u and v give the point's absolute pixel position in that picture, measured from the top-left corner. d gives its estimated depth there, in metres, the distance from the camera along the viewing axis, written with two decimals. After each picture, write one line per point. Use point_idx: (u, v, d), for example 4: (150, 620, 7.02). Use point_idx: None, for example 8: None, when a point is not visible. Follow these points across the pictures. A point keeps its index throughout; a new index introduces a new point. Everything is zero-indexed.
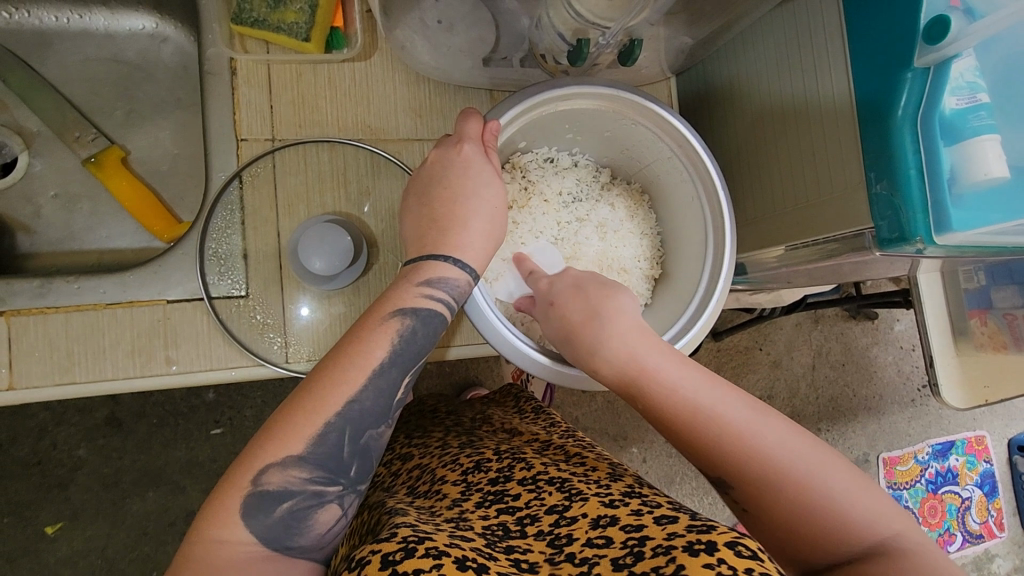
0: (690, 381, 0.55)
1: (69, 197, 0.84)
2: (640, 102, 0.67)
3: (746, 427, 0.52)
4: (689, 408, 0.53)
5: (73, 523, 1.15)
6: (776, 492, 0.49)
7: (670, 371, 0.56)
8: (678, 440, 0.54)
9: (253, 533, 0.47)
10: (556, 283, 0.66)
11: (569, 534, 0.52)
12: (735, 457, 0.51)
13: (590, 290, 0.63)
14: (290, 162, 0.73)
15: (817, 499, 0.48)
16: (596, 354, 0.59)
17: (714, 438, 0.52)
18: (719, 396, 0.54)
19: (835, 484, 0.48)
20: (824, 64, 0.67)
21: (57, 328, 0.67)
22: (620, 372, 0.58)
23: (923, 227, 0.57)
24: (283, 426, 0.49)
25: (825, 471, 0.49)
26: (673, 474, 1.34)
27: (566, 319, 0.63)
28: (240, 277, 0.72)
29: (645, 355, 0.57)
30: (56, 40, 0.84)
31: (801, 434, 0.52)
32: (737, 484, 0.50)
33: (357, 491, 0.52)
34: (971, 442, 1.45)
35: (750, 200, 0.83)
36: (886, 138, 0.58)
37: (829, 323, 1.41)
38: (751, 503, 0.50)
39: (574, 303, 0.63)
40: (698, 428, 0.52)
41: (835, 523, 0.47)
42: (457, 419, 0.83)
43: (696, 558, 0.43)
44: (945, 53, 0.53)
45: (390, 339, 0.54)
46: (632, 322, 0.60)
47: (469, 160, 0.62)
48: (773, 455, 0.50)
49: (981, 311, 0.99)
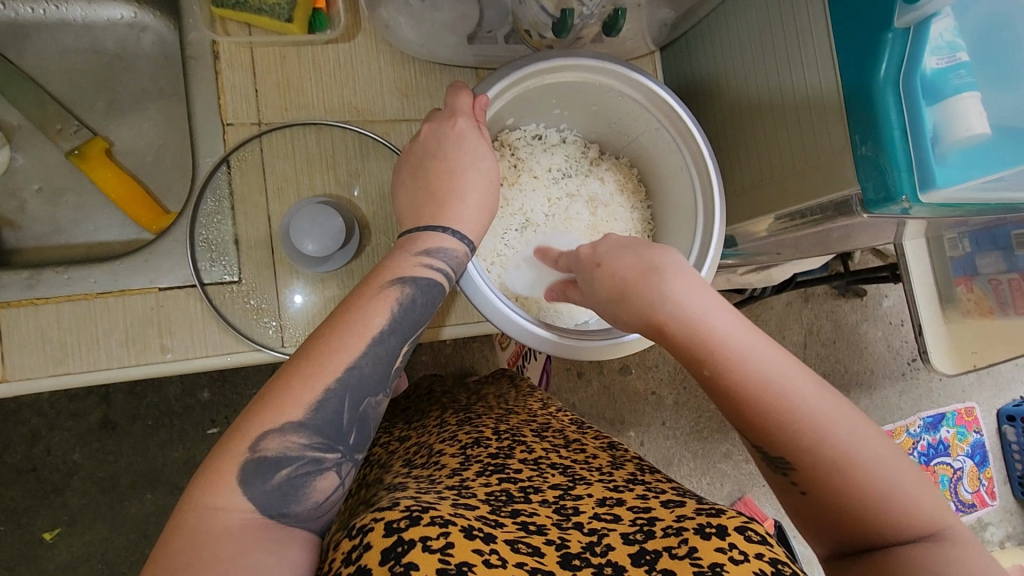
0: (763, 352, 0.52)
1: (53, 192, 0.83)
2: (626, 73, 0.67)
3: (818, 405, 0.50)
4: (760, 380, 0.50)
5: (71, 528, 1.14)
6: (845, 481, 0.47)
7: (741, 339, 0.53)
8: (743, 411, 0.51)
9: (251, 500, 0.46)
10: (600, 248, 0.62)
11: (575, 507, 0.52)
12: (804, 434, 0.49)
13: (644, 251, 0.60)
14: (277, 145, 0.72)
15: (881, 487, 0.47)
16: (658, 319, 0.55)
17: (784, 414, 0.49)
18: (792, 371, 0.51)
19: (897, 473, 0.48)
20: (805, 29, 0.67)
21: (48, 320, 0.67)
22: (686, 338, 0.54)
23: (908, 186, 0.58)
24: (280, 393, 0.49)
25: (890, 460, 0.48)
26: (671, 456, 1.35)
27: (616, 278, 0.59)
28: (232, 262, 0.72)
29: (716, 321, 0.54)
30: (34, 32, 0.83)
31: (866, 419, 0.50)
32: (799, 462, 0.49)
33: (354, 460, 0.52)
34: (961, 414, 1.47)
35: (737, 169, 0.84)
36: (869, 101, 0.59)
37: (819, 302, 1.42)
38: (810, 483, 0.49)
39: (624, 258, 0.59)
40: (768, 401, 0.50)
41: (892, 514, 0.47)
42: (454, 397, 0.84)
43: (708, 541, 0.45)
44: (924, 12, 0.54)
45: (389, 307, 0.54)
46: (699, 286, 0.56)
47: (463, 135, 0.62)
48: (840, 438, 0.48)
49: (967, 277, 1.00)
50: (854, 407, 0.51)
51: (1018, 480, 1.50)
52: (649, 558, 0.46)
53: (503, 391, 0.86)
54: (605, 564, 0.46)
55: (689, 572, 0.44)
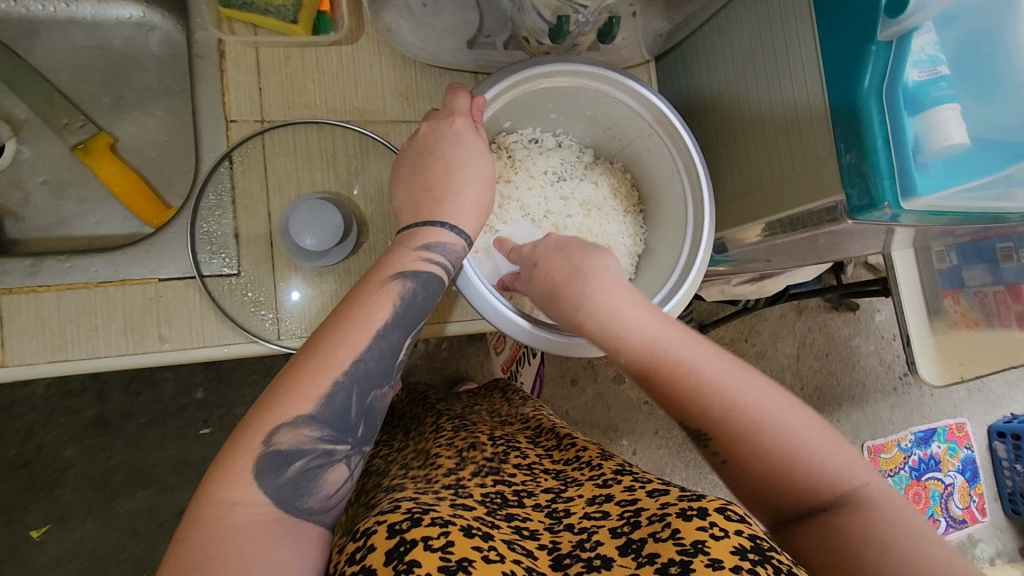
0: (672, 336, 0.56)
1: (58, 184, 0.85)
2: (619, 80, 0.69)
3: (723, 378, 0.52)
4: (671, 362, 0.54)
5: (61, 525, 1.14)
6: (755, 450, 0.49)
7: (652, 326, 0.57)
8: (658, 393, 0.54)
9: (267, 494, 0.47)
10: (538, 248, 0.66)
11: (566, 508, 0.53)
12: (709, 404, 0.51)
13: (576, 250, 0.64)
14: (279, 142, 0.74)
15: (792, 452, 0.49)
16: (582, 312, 0.59)
17: (692, 390, 0.52)
18: (702, 355, 0.54)
19: (804, 441, 0.49)
20: (794, 40, 0.69)
21: (49, 307, 0.68)
22: (607, 331, 0.58)
23: (890, 193, 0.59)
24: (291, 387, 0.50)
25: (799, 425, 0.50)
26: (664, 465, 1.36)
27: (550, 278, 0.63)
28: (232, 256, 0.73)
29: (628, 310, 0.58)
30: (43, 28, 0.85)
31: (777, 390, 0.52)
32: (717, 437, 0.51)
33: (363, 453, 0.53)
34: (952, 429, 1.49)
35: (728, 177, 0.86)
36: (855, 112, 0.61)
37: (812, 315, 1.44)
38: (729, 454, 0.51)
39: (558, 262, 0.63)
40: (677, 379, 0.53)
41: (810, 477, 0.48)
42: (448, 406, 0.82)
43: (689, 523, 0.45)
44: (906, 25, 0.56)
45: (391, 301, 0.55)
46: (615, 284, 0.60)
47: (460, 133, 0.64)
48: (746, 404, 0.51)
49: (953, 290, 1.02)
50: (771, 384, 0.53)
51: (1007, 496, 1.50)
52: (635, 548, 0.46)
53: (496, 401, 0.85)
54: (594, 559, 0.47)
55: (673, 553, 0.44)
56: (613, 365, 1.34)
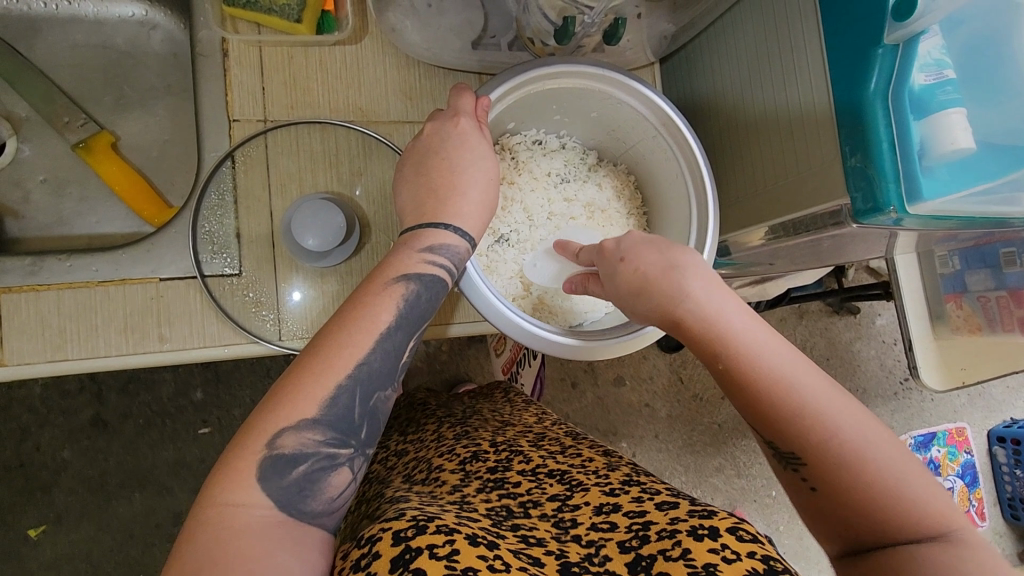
0: (773, 346, 0.53)
1: (58, 183, 0.85)
2: (624, 81, 0.69)
3: (823, 398, 0.50)
4: (773, 375, 0.52)
5: (57, 526, 1.13)
6: (847, 475, 0.48)
7: (753, 334, 0.54)
8: (754, 405, 0.52)
9: (270, 497, 0.47)
10: (622, 243, 0.62)
11: (573, 519, 0.53)
12: (807, 422, 0.50)
13: (669, 249, 0.60)
14: (282, 142, 0.74)
15: (885, 484, 0.47)
16: (680, 311, 0.56)
17: (790, 406, 0.50)
18: (805, 371, 0.52)
19: (900, 474, 0.47)
20: (799, 43, 0.69)
21: (48, 306, 0.67)
22: (702, 336, 0.55)
23: (896, 197, 0.59)
24: (293, 390, 0.50)
25: (897, 459, 0.48)
26: (664, 469, 1.35)
27: (641, 274, 0.59)
28: (234, 256, 0.73)
29: (729, 314, 0.55)
30: (45, 26, 0.85)
31: (873, 418, 0.51)
32: (807, 455, 0.49)
33: (366, 455, 0.53)
34: (953, 434, 1.47)
35: (731, 180, 0.86)
36: (859, 115, 0.61)
37: (813, 318, 1.44)
38: (817, 476, 0.49)
39: (648, 255, 0.60)
40: (776, 393, 0.51)
41: (899, 511, 0.46)
42: (449, 412, 0.82)
43: (700, 542, 0.46)
44: (911, 30, 0.56)
45: (395, 303, 0.55)
46: (717, 287, 0.57)
47: (465, 134, 0.64)
48: (845, 428, 0.49)
49: (956, 294, 1.01)
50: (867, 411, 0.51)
51: (1007, 501, 1.50)
52: (644, 564, 0.46)
53: (497, 403, 0.85)
54: (603, 573, 0.46)
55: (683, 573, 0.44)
56: (613, 368, 1.33)
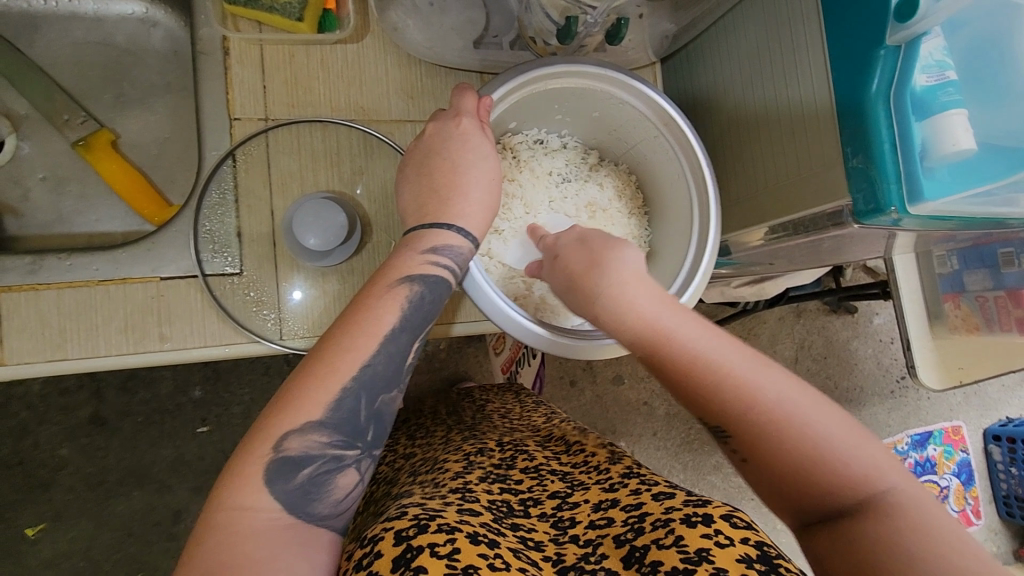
0: (690, 329, 0.55)
1: (58, 181, 0.84)
2: (626, 81, 0.69)
3: (744, 375, 0.52)
4: (690, 358, 0.53)
5: (56, 524, 1.13)
6: (776, 446, 0.49)
7: (669, 318, 0.56)
8: (679, 390, 0.54)
9: (276, 500, 0.47)
10: (560, 240, 0.67)
11: (571, 518, 0.53)
12: (729, 399, 0.51)
13: (596, 242, 0.63)
14: (283, 141, 0.74)
15: (816, 452, 0.48)
16: (597, 303, 0.59)
17: (712, 386, 0.52)
18: (723, 351, 0.53)
19: (830, 438, 0.48)
20: (801, 44, 0.69)
21: (49, 305, 0.67)
22: (622, 325, 0.58)
23: (896, 198, 0.59)
24: (297, 392, 0.50)
25: (825, 426, 0.49)
26: (662, 467, 1.36)
27: (569, 269, 0.63)
28: (235, 255, 0.73)
29: (645, 303, 0.58)
30: (44, 23, 0.84)
31: (799, 386, 0.51)
32: (738, 434, 0.50)
33: (373, 457, 0.53)
34: (947, 432, 1.49)
35: (732, 180, 0.86)
36: (861, 115, 0.61)
37: (810, 317, 1.44)
38: (751, 454, 0.50)
39: (578, 252, 0.63)
40: (696, 376, 0.53)
41: (834, 476, 0.47)
42: (458, 416, 0.83)
43: (693, 529, 0.45)
44: (914, 31, 0.56)
45: (398, 304, 0.55)
46: (636, 276, 0.59)
47: (467, 133, 0.63)
48: (768, 402, 0.50)
49: (954, 294, 1.02)
50: (794, 380, 0.52)
51: (1003, 499, 1.51)
52: (639, 556, 0.46)
53: (508, 402, 0.85)
54: (599, 570, 0.46)
55: (676, 561, 0.44)
56: (612, 367, 1.33)
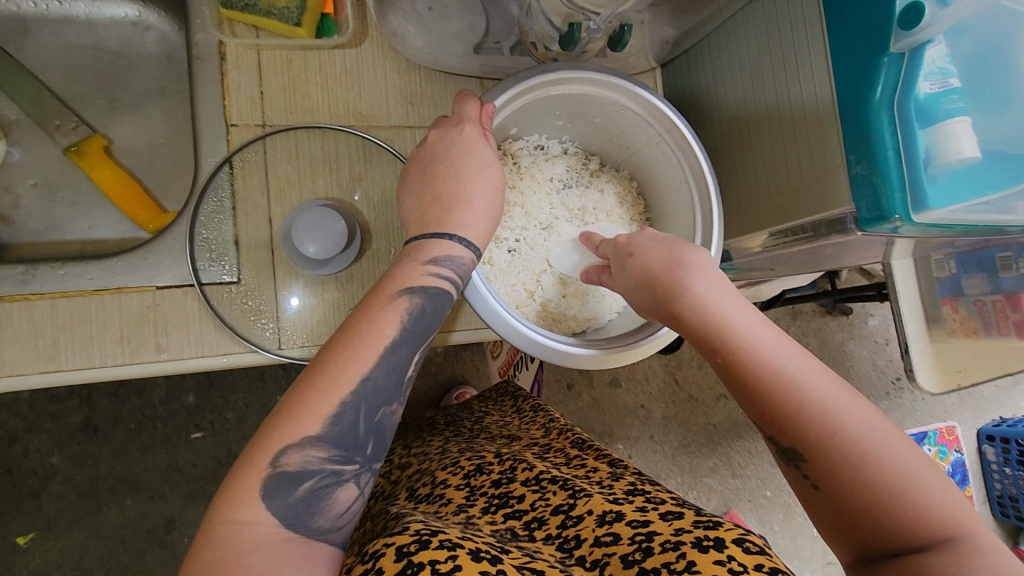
0: (774, 341, 0.53)
1: (49, 187, 0.83)
2: (629, 88, 0.68)
3: (829, 395, 0.50)
4: (772, 371, 0.51)
5: (46, 533, 1.11)
6: (852, 473, 0.47)
7: (752, 328, 0.54)
8: (755, 403, 0.52)
9: (275, 515, 0.46)
10: (635, 239, 0.65)
11: (576, 535, 0.52)
12: (811, 418, 0.49)
13: (677, 245, 0.62)
14: (281, 147, 0.73)
15: (895, 487, 0.46)
16: (679, 304, 0.58)
17: (793, 403, 0.50)
18: (808, 368, 0.51)
19: (912, 475, 0.46)
20: (803, 50, 0.69)
21: (42, 315, 0.66)
22: (701, 330, 0.56)
23: (901, 206, 0.59)
24: (295, 407, 0.49)
25: (911, 462, 0.47)
26: (659, 470, 1.35)
27: (647, 267, 0.61)
28: (232, 263, 0.72)
29: (730, 310, 0.55)
30: (34, 27, 0.83)
31: (882, 417, 0.50)
32: (811, 454, 0.49)
33: (372, 470, 0.52)
34: (942, 433, 1.49)
35: (732, 185, 0.85)
36: (864, 123, 0.60)
37: (806, 319, 1.44)
38: (824, 477, 0.48)
39: (655, 252, 0.62)
40: (778, 389, 0.51)
41: (909, 513, 0.45)
42: (457, 428, 0.81)
43: (706, 555, 0.45)
44: (918, 39, 0.56)
45: (400, 317, 0.54)
46: (721, 282, 0.58)
47: (469, 141, 0.63)
48: (849, 426, 0.48)
49: (952, 298, 1.02)
50: (878, 411, 0.50)
51: (997, 499, 1.52)
52: None
53: (504, 413, 0.85)
54: None
55: None
56: (609, 370, 1.33)
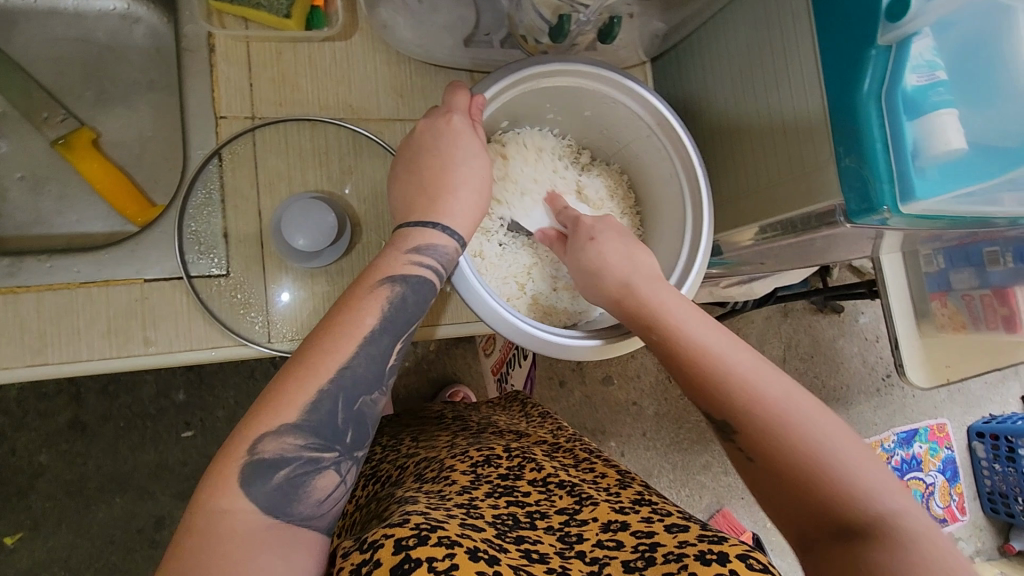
0: (705, 325, 0.58)
1: (36, 180, 0.82)
2: (620, 81, 0.68)
3: (755, 372, 0.54)
4: (700, 350, 0.56)
5: (34, 532, 1.10)
6: (778, 444, 0.50)
7: (687, 314, 0.59)
8: (688, 379, 0.56)
9: (254, 502, 0.46)
10: (596, 225, 0.69)
11: (579, 534, 0.53)
12: (737, 392, 0.53)
13: (629, 239, 0.66)
14: (270, 140, 0.72)
15: (819, 458, 0.48)
16: (623, 291, 0.62)
17: (721, 378, 0.54)
18: (737, 349, 0.56)
19: (837, 449, 0.48)
20: (791, 43, 0.69)
21: (28, 309, 0.65)
22: (641, 315, 0.61)
23: (889, 198, 0.59)
24: (275, 395, 0.49)
25: (835, 436, 0.49)
26: (652, 467, 1.35)
27: (601, 255, 0.65)
28: (221, 256, 0.71)
29: (668, 298, 0.60)
30: (22, 19, 0.82)
31: (810, 397, 0.52)
32: (741, 426, 0.52)
33: (354, 458, 0.51)
34: (932, 430, 1.50)
35: (722, 179, 0.86)
36: (853, 115, 0.61)
37: (798, 316, 1.45)
38: (753, 447, 0.51)
39: (612, 244, 0.66)
40: (706, 366, 0.55)
41: (835, 483, 0.47)
42: (464, 423, 0.80)
43: (708, 566, 0.45)
44: (905, 31, 0.56)
45: (380, 305, 0.54)
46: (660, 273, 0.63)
47: (458, 132, 0.62)
48: (774, 400, 0.52)
49: (941, 293, 1.02)
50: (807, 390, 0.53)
51: (987, 495, 1.53)
52: None
53: (513, 416, 0.83)
54: None
55: None
56: (602, 367, 1.33)
